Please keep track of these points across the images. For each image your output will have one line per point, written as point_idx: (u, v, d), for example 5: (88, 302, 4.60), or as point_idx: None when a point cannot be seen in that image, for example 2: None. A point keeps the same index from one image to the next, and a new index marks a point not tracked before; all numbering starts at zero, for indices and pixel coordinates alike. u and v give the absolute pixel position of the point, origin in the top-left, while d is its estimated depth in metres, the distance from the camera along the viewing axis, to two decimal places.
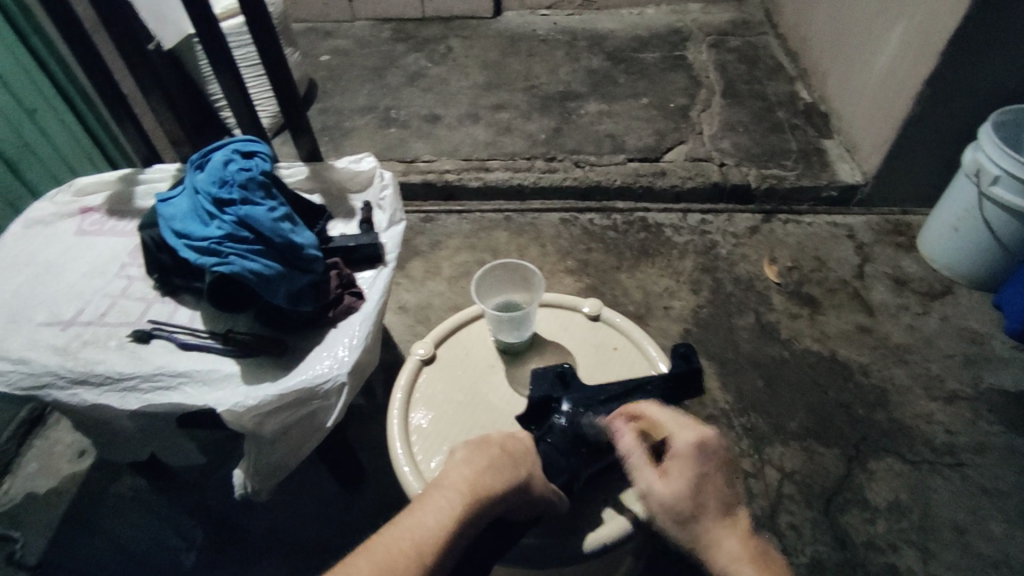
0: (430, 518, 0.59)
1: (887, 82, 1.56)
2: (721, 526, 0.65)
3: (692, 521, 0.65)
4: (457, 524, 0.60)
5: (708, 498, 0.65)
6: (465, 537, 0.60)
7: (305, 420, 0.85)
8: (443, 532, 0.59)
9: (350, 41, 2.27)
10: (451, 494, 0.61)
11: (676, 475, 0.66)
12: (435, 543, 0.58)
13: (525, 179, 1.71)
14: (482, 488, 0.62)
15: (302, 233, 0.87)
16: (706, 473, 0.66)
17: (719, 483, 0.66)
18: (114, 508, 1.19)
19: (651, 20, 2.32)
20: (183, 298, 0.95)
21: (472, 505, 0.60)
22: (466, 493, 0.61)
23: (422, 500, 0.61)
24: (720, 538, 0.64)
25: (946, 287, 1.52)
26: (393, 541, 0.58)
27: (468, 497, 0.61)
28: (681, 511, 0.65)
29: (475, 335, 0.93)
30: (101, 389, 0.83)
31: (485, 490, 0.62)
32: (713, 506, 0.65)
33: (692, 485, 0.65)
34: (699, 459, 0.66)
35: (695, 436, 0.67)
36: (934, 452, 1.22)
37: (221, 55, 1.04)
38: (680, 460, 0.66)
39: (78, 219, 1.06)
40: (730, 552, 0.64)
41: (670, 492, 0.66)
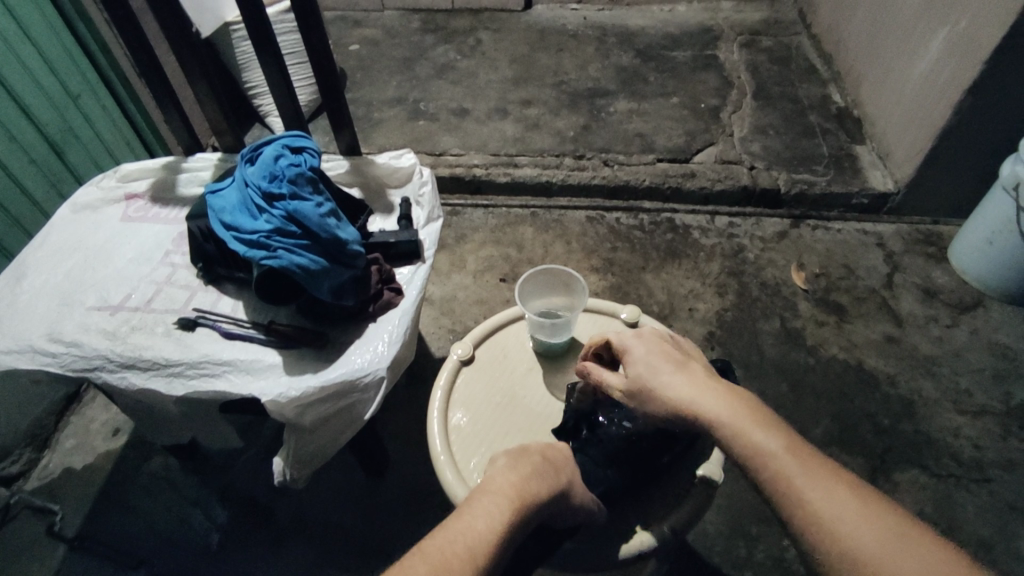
0: (481, 521, 0.60)
1: (926, 88, 1.54)
2: (679, 378, 0.69)
3: (654, 387, 0.70)
4: (507, 527, 0.60)
5: (660, 366, 0.71)
6: (512, 542, 0.61)
7: (344, 412, 0.86)
8: (493, 533, 0.59)
9: (379, 30, 2.28)
10: (499, 499, 0.62)
11: (629, 360, 0.73)
12: (488, 544, 0.58)
13: (554, 176, 1.71)
14: (528, 494, 0.64)
15: (347, 229, 0.89)
16: (652, 347, 0.73)
17: (667, 350, 0.73)
18: (147, 485, 1.23)
19: (682, 17, 2.30)
20: (224, 287, 0.97)
21: (519, 508, 0.62)
22: (514, 496, 0.63)
23: (470, 504, 0.62)
24: (679, 386, 0.68)
25: (976, 299, 1.51)
26: (445, 543, 0.57)
27: (516, 501, 0.62)
28: (642, 387, 0.70)
29: (513, 337, 0.94)
30: (148, 374, 0.85)
31: (531, 496, 0.64)
32: (662, 368, 0.70)
33: (640, 362, 0.72)
34: (640, 339, 0.74)
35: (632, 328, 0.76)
36: (961, 466, 1.22)
37: (269, 49, 1.06)
38: (629, 350, 0.74)
39: (123, 205, 1.09)
40: (687, 394, 0.67)
41: (630, 377, 0.72)
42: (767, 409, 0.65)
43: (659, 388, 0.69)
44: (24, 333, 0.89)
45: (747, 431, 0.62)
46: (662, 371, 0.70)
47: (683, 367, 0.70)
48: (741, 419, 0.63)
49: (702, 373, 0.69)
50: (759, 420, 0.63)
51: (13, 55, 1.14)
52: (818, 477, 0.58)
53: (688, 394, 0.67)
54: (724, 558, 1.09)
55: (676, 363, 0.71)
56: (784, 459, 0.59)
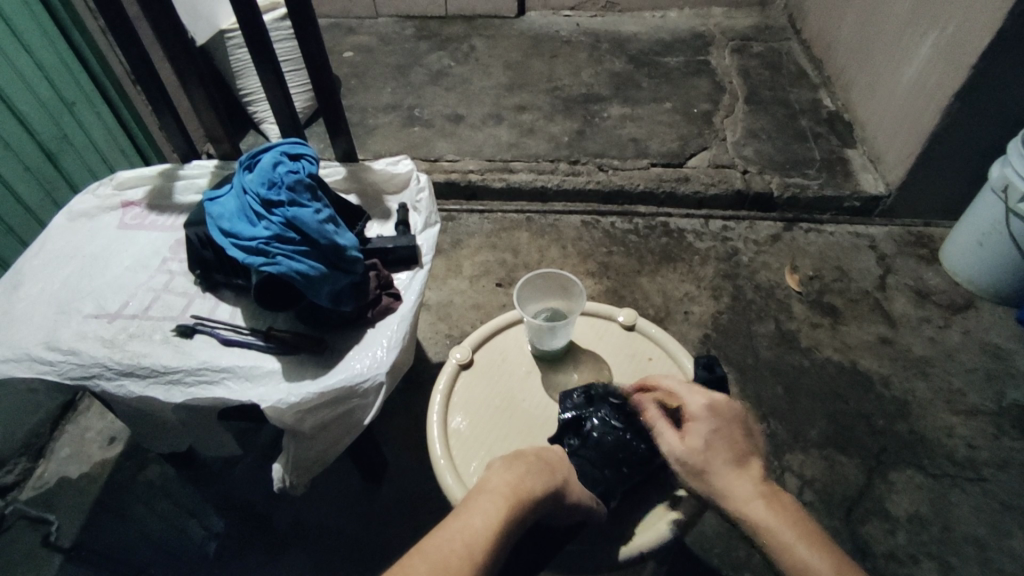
0: (478, 519, 0.60)
1: (915, 93, 1.56)
2: (736, 478, 0.67)
3: (712, 474, 0.68)
4: (504, 525, 0.60)
5: (722, 452, 0.68)
6: (509, 539, 0.61)
7: (343, 418, 0.86)
8: (491, 532, 0.59)
9: (374, 37, 2.29)
10: (495, 497, 0.62)
11: (693, 433, 0.70)
12: (485, 541, 0.58)
13: (549, 181, 1.72)
14: (524, 491, 0.63)
15: (345, 235, 0.89)
16: (722, 429, 0.70)
17: (733, 437, 0.69)
18: (144, 494, 1.22)
19: (674, 23, 2.33)
20: (223, 294, 0.97)
21: (515, 505, 0.62)
22: (510, 494, 0.62)
23: (466, 504, 0.62)
24: (733, 487, 0.67)
25: (968, 300, 1.52)
26: (444, 543, 0.57)
27: (512, 498, 0.62)
28: (698, 465, 0.68)
29: (511, 341, 0.94)
30: (147, 381, 0.85)
31: (526, 493, 0.63)
32: (725, 458, 0.68)
33: (707, 441, 0.69)
34: (712, 417, 0.70)
35: (706, 397, 0.71)
36: (956, 465, 1.23)
37: (266, 57, 1.07)
38: (696, 421, 0.71)
39: (119, 213, 1.09)
40: (738, 495, 0.66)
41: (686, 451, 0.70)
42: (811, 521, 0.65)
43: (714, 480, 0.68)
44: (21, 342, 0.89)
45: (797, 549, 0.62)
46: (723, 462, 0.68)
47: (742, 464, 0.68)
48: (789, 534, 0.63)
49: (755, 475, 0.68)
50: (807, 537, 0.63)
51: (5, 59, 1.13)
52: None
53: (738, 497, 0.66)
54: (723, 559, 1.10)
55: (739, 458, 0.68)
56: None
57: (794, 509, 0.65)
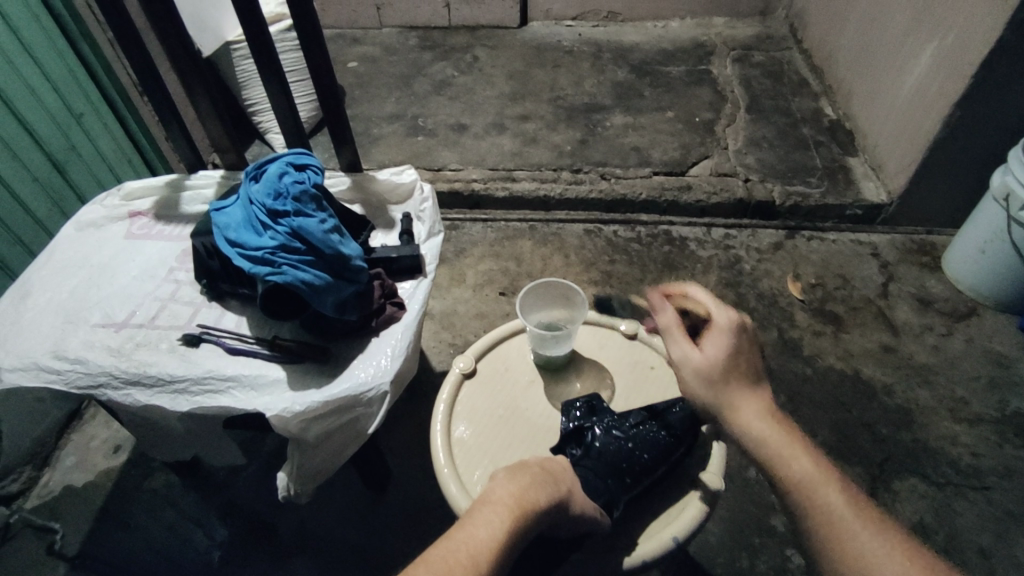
0: (482, 530, 0.60)
1: (915, 102, 1.57)
2: (749, 395, 0.69)
3: (722, 388, 0.69)
4: (508, 536, 0.60)
5: (739, 367, 0.70)
6: (513, 551, 0.61)
7: (347, 426, 0.87)
8: (495, 543, 0.59)
9: (378, 48, 2.31)
10: (499, 508, 0.62)
11: (715, 342, 0.71)
12: (490, 553, 0.58)
13: (552, 190, 1.73)
14: (528, 502, 0.63)
15: (350, 245, 0.90)
16: (742, 348, 0.71)
17: (752, 358, 0.71)
18: (148, 503, 1.22)
19: (676, 33, 2.35)
20: (228, 303, 0.98)
21: (519, 516, 0.62)
22: (514, 505, 0.62)
23: (470, 515, 0.62)
24: (746, 407, 0.68)
25: (970, 308, 1.52)
26: (448, 554, 0.58)
27: (515, 509, 0.62)
28: (715, 375, 0.70)
29: (514, 350, 0.94)
30: (153, 390, 0.86)
31: (530, 504, 0.63)
32: (742, 373, 0.70)
33: (729, 355, 0.70)
34: (737, 333, 0.72)
35: (737, 314, 0.72)
36: (960, 474, 1.23)
37: (272, 69, 1.08)
38: (720, 332, 0.72)
39: (127, 223, 1.10)
40: (752, 415, 0.68)
41: (702, 358, 0.71)
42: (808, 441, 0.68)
43: (726, 393, 0.69)
44: (29, 351, 0.89)
45: (796, 463, 0.64)
46: (739, 377, 0.70)
47: (753, 386, 0.70)
48: (790, 450, 0.65)
49: (788, 425, 0.68)
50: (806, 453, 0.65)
51: (15, 71, 1.15)
52: (863, 523, 0.61)
53: (746, 416, 0.68)
54: (727, 569, 1.09)
55: (750, 381, 0.70)
56: (833, 501, 0.62)
57: (793, 428, 0.68)
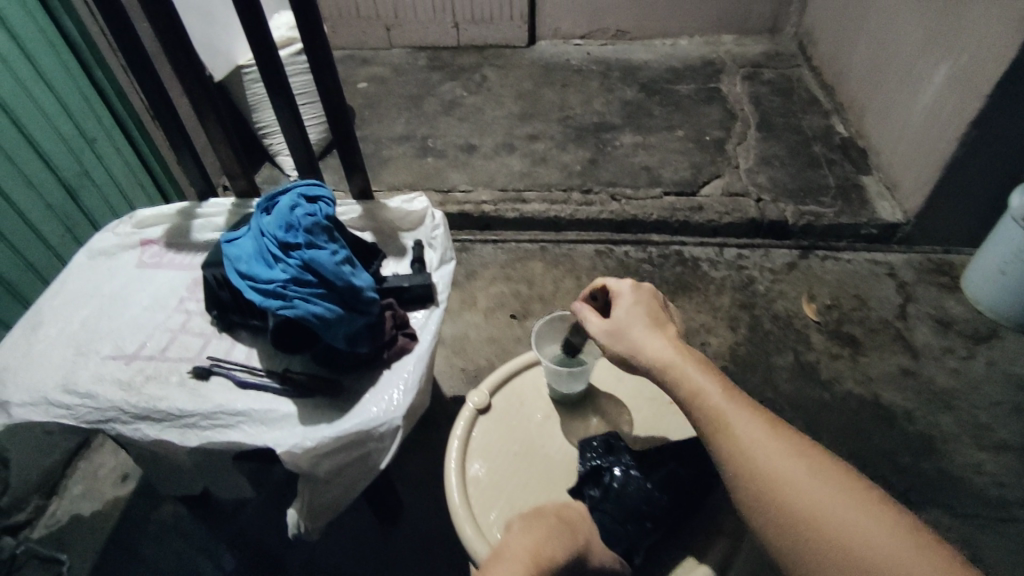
0: None
1: (930, 120, 1.56)
2: (651, 334, 0.73)
3: (630, 330, 0.74)
4: None
5: (641, 316, 0.75)
6: None
7: (358, 462, 0.85)
8: None
9: (387, 68, 2.32)
10: (514, 563, 0.59)
11: (618, 303, 0.77)
12: None
13: (562, 211, 1.72)
14: (545, 556, 0.61)
15: (361, 276, 0.89)
16: (641, 302, 0.77)
17: (653, 309, 0.77)
18: (156, 533, 1.21)
19: (684, 51, 2.35)
20: (238, 334, 0.97)
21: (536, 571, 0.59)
22: (529, 560, 0.60)
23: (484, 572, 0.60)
24: (652, 340, 0.72)
25: (992, 330, 1.49)
26: None
27: (532, 565, 0.60)
28: (620, 329, 0.75)
29: (529, 383, 0.93)
30: (163, 425, 0.85)
31: (548, 559, 0.61)
32: (645, 319, 0.75)
33: (629, 308, 0.76)
34: (633, 292, 0.78)
35: (632, 279, 0.79)
36: (986, 505, 1.19)
37: (283, 98, 1.09)
38: (619, 295, 0.78)
39: (138, 251, 1.09)
40: (657, 347, 0.71)
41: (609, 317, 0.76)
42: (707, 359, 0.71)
43: (631, 334, 0.73)
44: (38, 384, 0.89)
45: (690, 374, 0.68)
46: (641, 322, 0.74)
47: (659, 327, 0.74)
48: (687, 364, 0.69)
49: (689, 351, 0.71)
50: (700, 364, 0.69)
51: (31, 100, 1.16)
52: (743, 414, 0.64)
53: (654, 347, 0.71)
54: None
55: (655, 323, 0.75)
56: (717, 398, 0.66)
57: (695, 353, 0.71)
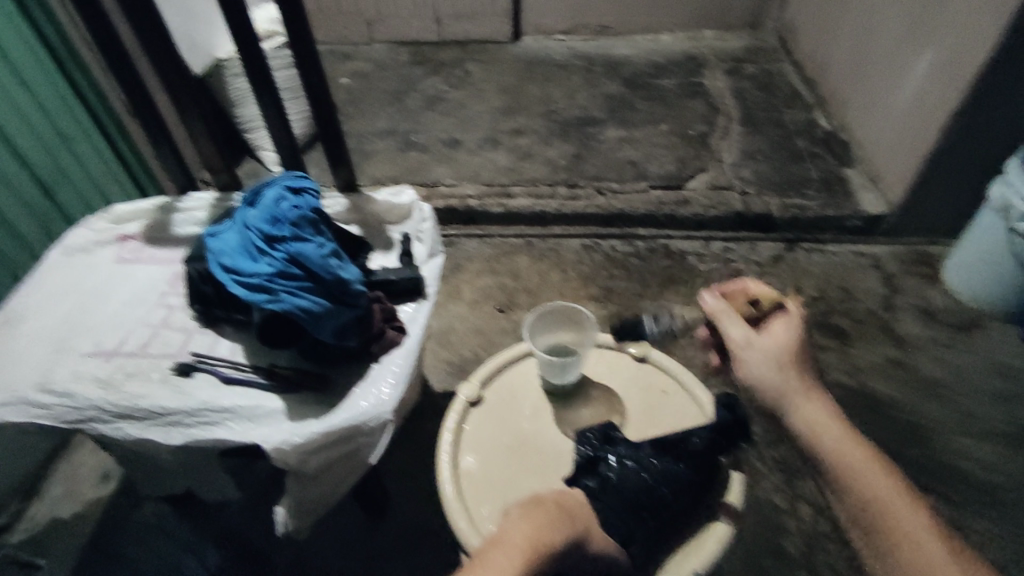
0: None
1: (913, 111, 1.58)
2: (802, 369, 0.80)
3: (786, 356, 0.80)
4: None
5: (799, 348, 0.82)
6: None
7: (348, 457, 0.84)
8: None
9: (369, 63, 2.30)
10: (512, 552, 0.58)
11: (780, 325, 0.84)
12: None
13: (548, 205, 1.72)
14: (543, 544, 0.60)
15: (349, 268, 0.87)
16: (804, 336, 0.83)
17: (805, 347, 0.83)
18: (138, 535, 1.18)
19: (667, 46, 2.36)
20: (222, 328, 0.95)
21: (533, 560, 0.58)
22: (528, 548, 0.59)
23: (481, 559, 0.58)
24: (800, 380, 0.78)
25: (973, 319, 1.52)
26: None
27: (529, 554, 0.58)
28: (776, 351, 0.81)
29: (519, 375, 0.91)
30: (145, 424, 0.82)
31: (546, 547, 0.60)
32: (798, 352, 0.81)
33: (789, 334, 0.82)
34: (799, 322, 0.84)
35: (796, 304, 0.85)
36: (972, 488, 1.21)
37: (266, 89, 1.06)
38: (783, 318, 0.84)
39: (116, 246, 1.06)
40: (792, 376, 0.78)
41: (771, 338, 0.82)
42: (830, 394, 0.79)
43: (787, 366, 0.79)
44: (13, 384, 0.86)
45: (810, 405, 0.76)
46: (793, 353, 0.81)
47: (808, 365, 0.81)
48: (816, 400, 0.76)
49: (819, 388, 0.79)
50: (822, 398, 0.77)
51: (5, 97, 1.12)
52: (853, 441, 0.73)
53: (803, 392, 0.77)
54: None
55: (801, 358, 0.81)
56: (832, 427, 0.74)
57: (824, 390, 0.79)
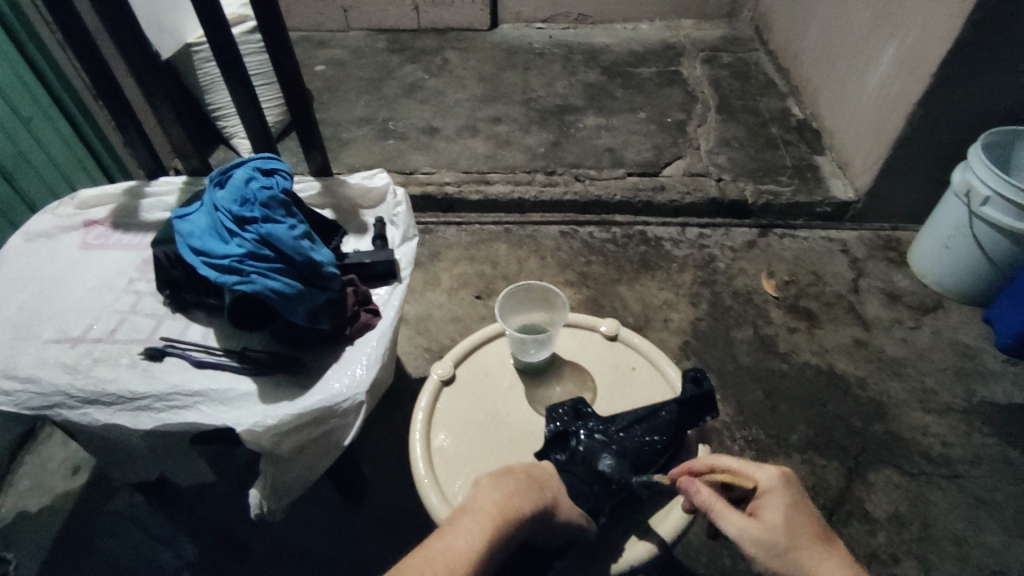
0: (461, 539, 0.58)
1: (879, 100, 1.61)
2: (808, 547, 0.64)
3: (797, 555, 0.64)
4: (489, 546, 0.58)
5: (798, 524, 0.65)
6: (494, 560, 0.59)
7: (322, 439, 0.83)
8: (474, 554, 0.57)
9: (346, 51, 2.27)
10: (480, 517, 0.59)
11: (772, 507, 0.66)
12: (469, 564, 0.56)
13: (526, 192, 1.72)
14: (511, 510, 0.61)
15: (321, 251, 0.87)
16: (797, 503, 0.66)
17: (805, 514, 0.66)
18: (111, 525, 1.17)
19: (645, 35, 2.37)
20: (193, 314, 0.94)
21: (500, 525, 0.59)
22: (495, 513, 0.60)
23: (450, 523, 0.60)
24: (824, 572, 0.63)
25: (936, 301, 1.56)
26: (424, 564, 0.55)
27: (497, 519, 0.60)
28: (775, 543, 0.64)
29: (492, 355, 0.92)
30: (114, 409, 0.81)
31: (513, 513, 0.61)
32: (803, 535, 0.64)
33: (781, 512, 0.65)
34: (787, 489, 0.66)
35: (779, 468, 0.67)
36: (932, 463, 1.25)
37: (234, 71, 1.05)
38: (771, 496, 0.66)
39: (82, 232, 1.04)
40: (774, 534, 0.64)
41: (763, 524, 0.65)
42: (812, 523, 0.66)
43: (804, 566, 0.63)
44: None
45: (787, 555, 0.64)
46: (789, 532, 0.64)
47: (823, 541, 0.65)
48: (800, 551, 0.64)
49: (804, 533, 0.65)
50: (799, 538, 0.64)
51: None
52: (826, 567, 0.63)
53: None
54: (710, 568, 1.09)
55: (806, 534, 0.65)
56: (802, 561, 0.63)
57: (807, 531, 0.65)
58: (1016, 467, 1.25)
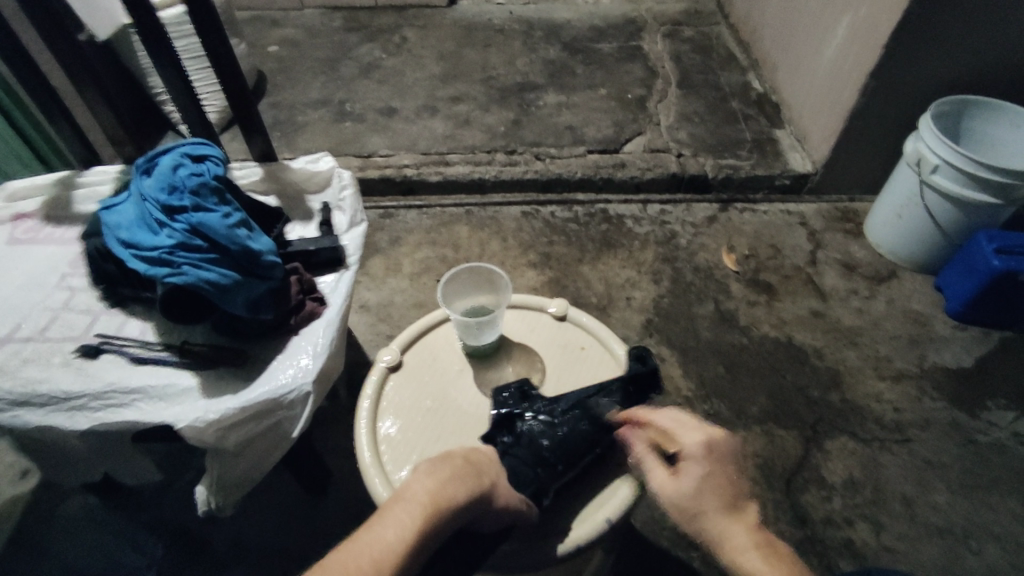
0: (390, 531, 0.58)
1: (834, 72, 1.61)
2: (721, 515, 0.64)
3: (704, 521, 0.64)
4: (419, 536, 0.58)
5: (714, 489, 0.64)
6: (426, 549, 0.59)
7: (268, 432, 0.82)
8: (403, 545, 0.57)
9: (300, 30, 2.19)
10: (411, 507, 0.59)
11: (687, 474, 0.66)
12: (396, 555, 0.57)
13: (486, 172, 1.70)
14: (444, 499, 0.61)
15: (258, 239, 0.84)
16: (718, 470, 0.65)
17: (726, 480, 0.65)
18: (65, 528, 1.13)
19: (607, 10, 2.33)
20: (131, 309, 0.91)
21: (432, 514, 0.59)
22: (427, 503, 0.60)
23: (382, 513, 0.60)
24: (730, 534, 0.63)
25: (891, 271, 1.59)
26: (350, 557, 0.56)
27: (428, 508, 0.60)
28: (688, 506, 0.65)
29: (441, 339, 0.91)
30: (47, 410, 0.78)
31: (446, 501, 0.61)
32: (717, 502, 0.64)
33: (698, 479, 0.65)
34: (710, 458, 0.66)
35: (703, 435, 0.67)
36: (884, 429, 1.28)
37: (163, 52, 1.00)
38: (691, 461, 0.66)
39: (10, 227, 1.00)
40: (687, 497, 0.65)
41: (680, 485, 0.66)
42: (729, 488, 0.65)
43: (709, 530, 0.64)
44: None
45: (698, 515, 0.64)
46: (706, 500, 0.64)
47: (736, 511, 0.64)
48: (706, 512, 0.64)
49: (717, 496, 0.64)
50: (711, 503, 0.64)
51: None
52: (729, 528, 0.63)
53: (736, 549, 0.62)
54: (672, 541, 1.10)
55: (722, 501, 0.64)
56: (708, 521, 0.64)
57: (722, 493, 0.64)
58: (964, 428, 1.29)
